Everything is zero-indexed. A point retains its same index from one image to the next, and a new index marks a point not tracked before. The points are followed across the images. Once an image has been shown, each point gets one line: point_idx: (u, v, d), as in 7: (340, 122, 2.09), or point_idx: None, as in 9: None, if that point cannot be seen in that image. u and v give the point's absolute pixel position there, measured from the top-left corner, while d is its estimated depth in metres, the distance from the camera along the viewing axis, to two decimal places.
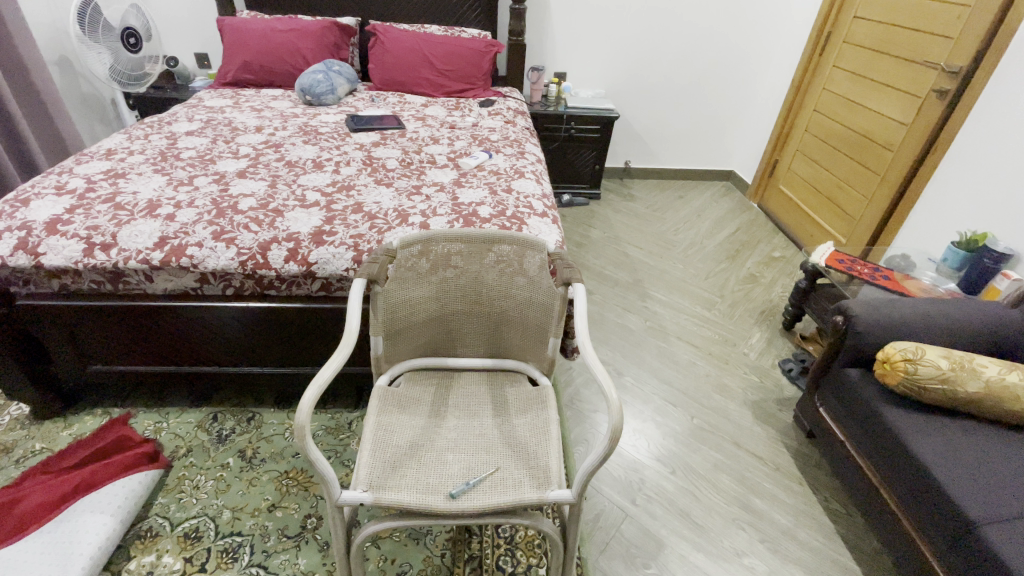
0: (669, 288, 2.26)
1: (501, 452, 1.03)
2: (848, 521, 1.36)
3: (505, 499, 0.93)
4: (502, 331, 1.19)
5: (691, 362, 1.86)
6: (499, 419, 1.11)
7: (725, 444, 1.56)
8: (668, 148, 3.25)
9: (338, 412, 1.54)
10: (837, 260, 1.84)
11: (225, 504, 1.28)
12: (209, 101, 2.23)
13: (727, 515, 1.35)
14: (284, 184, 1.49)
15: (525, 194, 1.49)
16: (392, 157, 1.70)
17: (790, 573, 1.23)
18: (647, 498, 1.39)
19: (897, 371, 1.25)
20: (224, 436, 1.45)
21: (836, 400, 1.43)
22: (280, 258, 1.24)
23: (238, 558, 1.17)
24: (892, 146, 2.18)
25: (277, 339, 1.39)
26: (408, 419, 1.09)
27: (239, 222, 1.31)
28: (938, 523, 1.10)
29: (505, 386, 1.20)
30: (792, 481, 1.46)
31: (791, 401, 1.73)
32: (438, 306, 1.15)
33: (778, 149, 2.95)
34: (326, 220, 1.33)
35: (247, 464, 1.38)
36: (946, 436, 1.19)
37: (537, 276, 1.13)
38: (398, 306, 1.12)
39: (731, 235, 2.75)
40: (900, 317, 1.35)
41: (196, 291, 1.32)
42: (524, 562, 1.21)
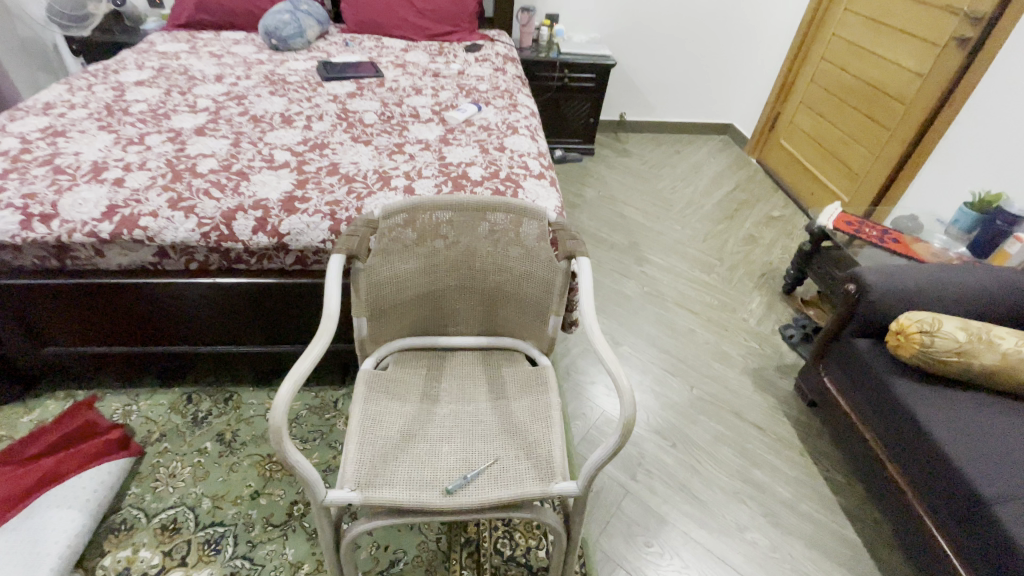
0: (666, 250, 2.16)
1: (500, 441, 0.96)
2: (849, 492, 1.34)
3: (506, 495, 0.86)
4: (498, 308, 1.10)
5: (689, 329, 1.79)
6: (496, 402, 1.03)
7: (726, 414, 1.52)
8: (665, 99, 3.07)
9: (322, 390, 1.45)
10: (844, 222, 1.75)
11: (205, 492, 1.21)
12: (162, 45, 1.99)
13: (729, 489, 1.32)
14: (249, 142, 1.33)
15: (519, 153, 1.35)
16: (370, 110, 1.53)
17: (791, 546, 1.21)
18: (648, 473, 1.35)
19: (913, 343, 1.19)
20: (200, 419, 1.36)
21: (842, 371, 1.38)
22: (247, 230, 1.11)
23: (221, 550, 1.11)
24: (904, 97, 2.06)
25: (251, 317, 1.28)
26: (397, 406, 1.00)
27: (199, 187, 1.16)
28: (948, 499, 1.07)
29: (502, 366, 1.11)
30: (793, 451, 1.43)
31: (791, 368, 1.69)
32: (426, 281, 1.05)
33: (780, 100, 2.79)
34: (298, 184, 1.18)
35: (227, 449, 1.30)
36: (958, 411, 1.15)
37: (536, 247, 1.03)
38: (382, 283, 1.00)
39: (730, 193, 2.64)
40: (915, 285, 1.28)
41: (156, 267, 1.18)
42: (523, 544, 1.17)
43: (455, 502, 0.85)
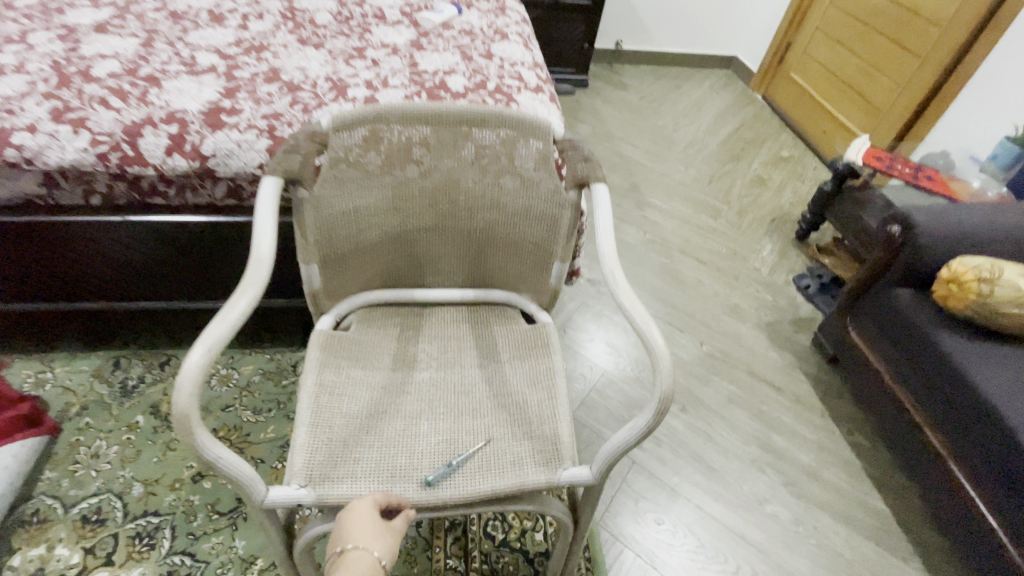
0: (669, 193, 1.95)
1: (492, 416, 0.77)
2: (874, 457, 1.22)
3: (502, 485, 0.69)
4: (487, 255, 0.88)
5: (697, 280, 1.61)
6: (486, 368, 0.84)
7: (739, 374, 1.36)
8: (666, 25, 2.76)
9: (278, 352, 1.23)
10: (874, 158, 1.55)
11: (136, 475, 1.01)
12: None
13: (746, 457, 1.18)
14: (165, 42, 1.04)
15: (510, 62, 1.10)
16: (323, 9, 1.23)
17: (816, 520, 1.09)
18: (656, 441, 1.19)
19: (968, 293, 1.02)
20: (130, 387, 1.14)
21: (875, 326, 1.22)
22: (159, 150, 0.86)
23: (157, 545, 0.92)
24: (941, 18, 1.82)
25: (181, 267, 1.04)
26: (362, 374, 0.79)
27: (92, 94, 0.89)
28: (1001, 469, 0.94)
29: (492, 325, 0.91)
30: (813, 413, 1.29)
31: (808, 321, 1.53)
32: (395, 219, 0.82)
33: (793, 29, 2.51)
34: (226, 93, 0.92)
35: (164, 423, 1.09)
36: (1014, 370, 1.01)
37: (535, 175, 0.80)
38: (337, 220, 0.77)
39: (735, 131, 2.41)
40: (968, 227, 1.11)
41: (48, 201, 0.93)
42: (517, 526, 1.01)
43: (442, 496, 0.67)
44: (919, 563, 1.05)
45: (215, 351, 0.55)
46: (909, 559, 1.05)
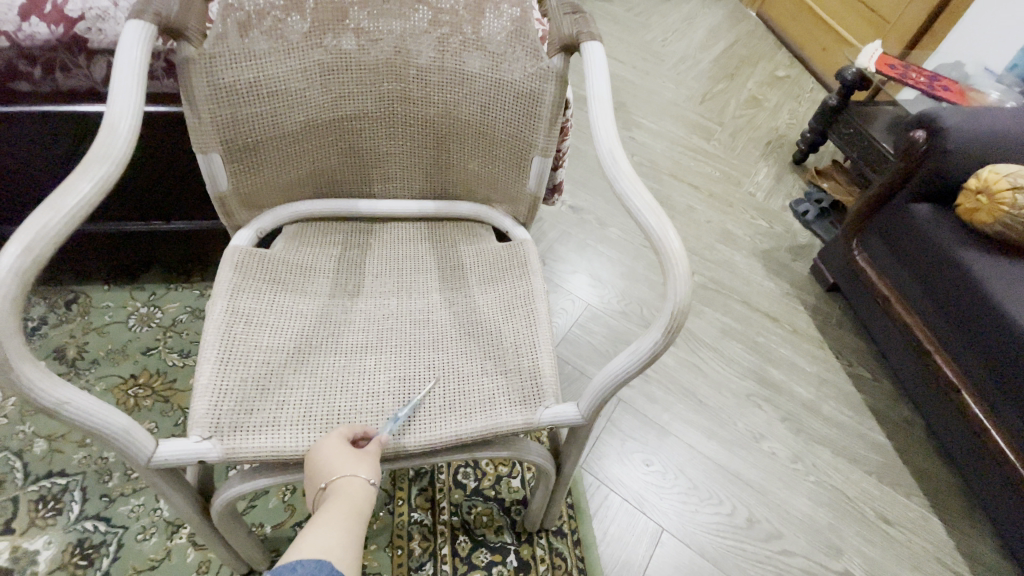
0: (658, 113, 1.76)
1: (457, 348, 0.63)
2: (875, 388, 1.14)
3: (471, 430, 0.56)
4: (449, 151, 0.71)
5: (688, 206, 1.47)
6: (449, 293, 0.68)
7: (734, 305, 1.25)
8: None
9: (210, 288, 1.05)
10: (888, 65, 1.39)
11: (37, 431, 0.85)
12: None
13: (742, 392, 1.08)
14: None
15: None
16: None
17: (814, 456, 1.01)
18: (644, 377, 1.08)
19: (999, 205, 0.91)
20: (29, 330, 0.96)
21: (887, 248, 1.11)
22: (9, 9, 0.67)
23: (63, 509, 0.78)
24: None
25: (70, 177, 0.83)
26: (291, 301, 0.63)
27: None
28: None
29: (457, 242, 0.75)
30: (811, 344, 1.20)
31: (806, 249, 1.42)
32: (325, 99, 0.63)
33: None
34: None
35: (70, 370, 0.92)
36: None
37: (506, 40, 0.62)
38: (244, 96, 0.58)
39: (729, 48, 2.19)
40: (1001, 130, 0.98)
41: None
42: (492, 473, 0.90)
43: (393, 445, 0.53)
44: (922, 497, 0.98)
45: (42, 253, 0.39)
46: (912, 493, 0.98)
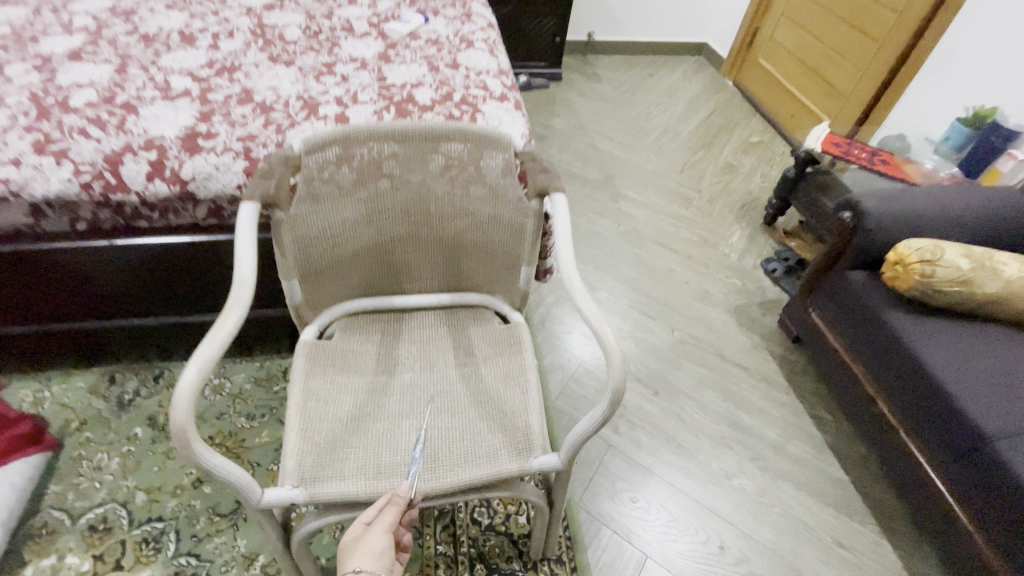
0: (642, 184, 2.01)
1: (469, 413, 0.83)
2: (834, 428, 1.31)
3: (480, 475, 0.76)
4: (461, 260, 0.93)
5: (669, 268, 1.68)
6: (463, 368, 0.90)
7: (710, 357, 1.44)
8: (635, 14, 2.79)
9: (267, 359, 1.28)
10: (833, 144, 1.61)
11: (138, 484, 1.06)
12: None
13: (716, 436, 1.26)
14: (138, 67, 1.07)
15: (476, 70, 1.15)
16: (291, 25, 1.27)
17: (780, 491, 1.17)
18: (631, 425, 1.27)
19: (912, 274, 1.10)
20: (126, 401, 1.19)
21: (834, 306, 1.30)
22: (140, 176, 0.89)
23: (162, 548, 0.98)
24: (897, 3, 1.86)
25: (167, 282, 1.07)
26: (347, 381, 0.85)
27: (71, 125, 0.93)
28: (946, 436, 1.04)
29: (468, 325, 0.97)
30: (777, 391, 1.38)
31: (774, 304, 1.61)
32: (371, 232, 0.87)
33: (760, 14, 2.56)
34: (201, 117, 0.96)
35: (161, 433, 1.14)
36: (957, 342, 1.10)
37: (501, 184, 0.85)
38: (316, 237, 0.82)
39: (706, 118, 2.46)
40: (914, 212, 1.19)
41: (34, 231, 0.96)
42: (502, 511, 1.08)
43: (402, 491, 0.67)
44: (875, 524, 1.14)
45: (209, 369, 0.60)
46: (866, 522, 1.14)
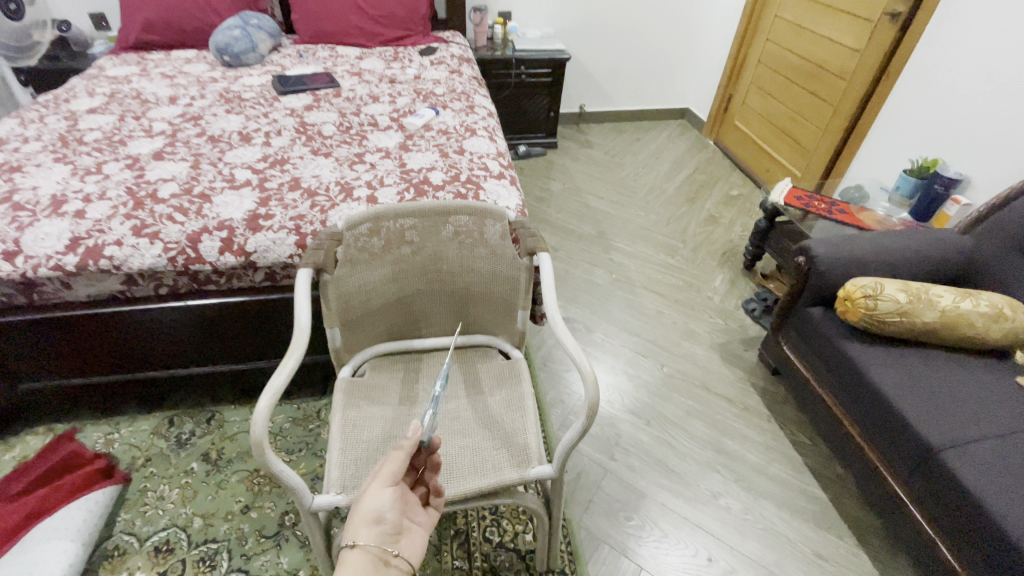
0: (632, 236, 2.23)
1: (478, 433, 1.01)
2: (812, 451, 1.44)
3: (487, 483, 0.92)
4: (469, 308, 1.14)
5: (658, 311, 1.87)
6: (472, 398, 1.08)
7: (696, 390, 1.59)
8: (621, 87, 3.13)
9: (303, 401, 1.47)
10: (795, 197, 1.83)
11: (195, 511, 1.23)
12: (113, 70, 1.96)
13: (703, 460, 1.40)
14: (209, 163, 1.34)
15: (479, 155, 1.42)
16: (328, 122, 1.56)
17: (762, 508, 1.29)
18: (625, 452, 1.41)
19: (858, 307, 1.26)
20: (184, 440, 1.38)
21: (801, 339, 1.46)
22: (214, 251, 1.13)
23: (217, 565, 1.14)
24: (844, 74, 2.13)
25: (224, 335, 1.29)
26: (376, 410, 1.03)
27: (161, 213, 1.17)
28: (902, 451, 1.15)
29: (476, 363, 1.15)
30: (759, 418, 1.52)
31: (755, 340, 1.78)
32: (396, 288, 1.08)
33: (732, 83, 2.87)
34: (261, 202, 1.21)
35: (213, 467, 1.32)
36: (905, 367, 1.23)
37: (499, 246, 1.06)
38: (353, 294, 1.03)
39: (690, 175, 2.72)
40: (859, 254, 1.37)
41: (125, 295, 1.19)
42: (511, 530, 1.22)
43: (411, 439, 0.66)
44: (851, 537, 1.25)
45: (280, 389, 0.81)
46: (843, 535, 1.25)
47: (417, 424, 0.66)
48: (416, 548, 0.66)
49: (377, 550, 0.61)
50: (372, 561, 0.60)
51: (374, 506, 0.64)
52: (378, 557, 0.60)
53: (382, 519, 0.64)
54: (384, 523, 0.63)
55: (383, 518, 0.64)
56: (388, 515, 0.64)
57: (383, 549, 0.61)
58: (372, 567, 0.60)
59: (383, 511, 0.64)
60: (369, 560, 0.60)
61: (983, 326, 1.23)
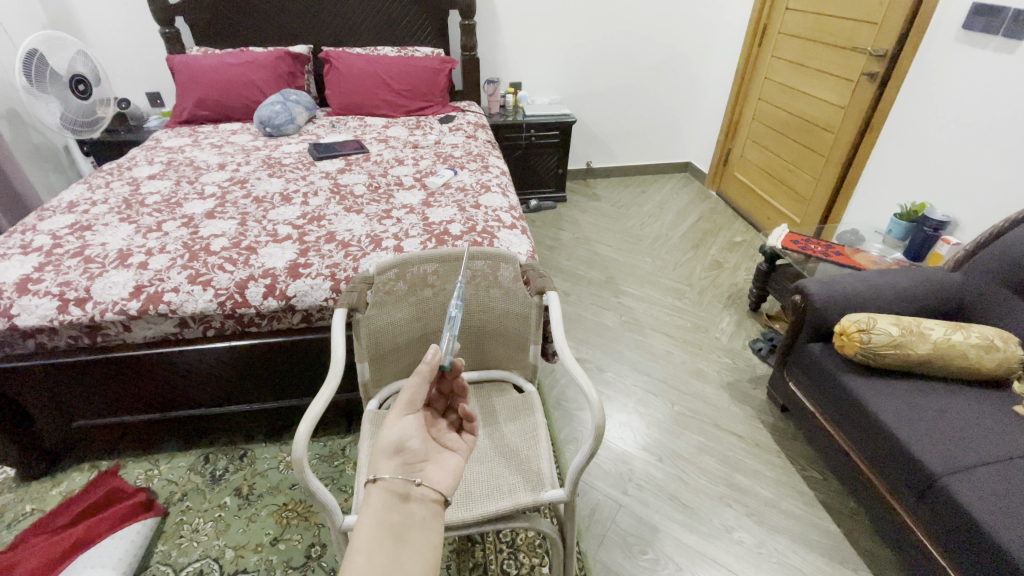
0: (640, 281, 2.34)
1: (495, 460, 1.08)
2: (824, 485, 1.46)
3: (504, 506, 0.99)
4: (485, 344, 1.24)
5: (666, 351, 1.94)
6: (489, 428, 1.16)
7: (707, 427, 1.64)
8: (626, 145, 3.35)
9: (330, 439, 1.56)
10: (792, 241, 1.93)
11: (228, 543, 1.30)
12: (168, 141, 2.21)
13: (715, 495, 1.43)
14: (254, 221, 1.51)
15: (493, 208, 1.57)
16: (359, 183, 1.74)
17: (776, 542, 1.31)
18: (638, 486, 1.45)
19: (854, 341, 1.32)
20: (218, 476, 1.46)
21: (803, 374, 1.52)
22: (258, 295, 1.26)
23: None
24: (832, 128, 2.29)
25: (261, 374, 1.40)
26: None
27: (214, 263, 1.32)
28: (907, 480, 1.18)
29: (492, 396, 1.24)
30: (769, 454, 1.55)
31: (763, 378, 1.83)
32: (419, 326, 1.19)
33: (729, 138, 3.06)
34: (300, 253, 1.36)
35: (245, 501, 1.40)
36: (904, 398, 1.28)
37: (512, 287, 1.18)
38: (381, 331, 1.15)
39: (694, 223, 2.86)
40: (851, 291, 1.45)
41: (176, 336, 1.32)
42: (527, 562, 1.26)
43: (428, 363, 0.65)
44: (868, 571, 1.25)
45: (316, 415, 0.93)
46: (859, 569, 1.26)
47: (433, 348, 0.66)
48: (445, 480, 0.60)
49: (396, 483, 0.55)
50: (390, 497, 0.54)
51: (394, 437, 0.60)
52: (398, 492, 0.55)
53: (402, 450, 0.59)
54: (405, 453, 0.59)
55: (404, 448, 0.60)
56: (410, 445, 0.60)
57: (404, 482, 0.56)
58: (392, 503, 0.54)
59: (405, 441, 0.61)
60: (388, 494, 0.54)
61: (976, 357, 1.28)
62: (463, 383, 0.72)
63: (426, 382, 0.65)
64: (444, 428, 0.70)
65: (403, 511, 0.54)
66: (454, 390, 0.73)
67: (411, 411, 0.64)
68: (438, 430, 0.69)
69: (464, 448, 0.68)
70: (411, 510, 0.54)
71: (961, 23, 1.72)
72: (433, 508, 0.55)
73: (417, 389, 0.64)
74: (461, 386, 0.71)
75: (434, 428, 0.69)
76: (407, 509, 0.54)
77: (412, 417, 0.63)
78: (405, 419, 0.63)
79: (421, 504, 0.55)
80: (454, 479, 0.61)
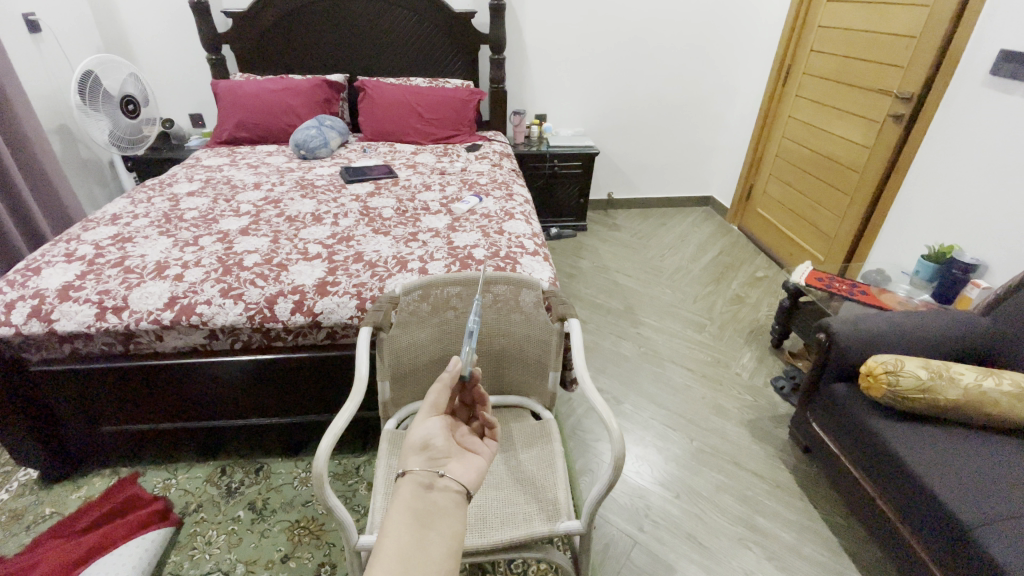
0: (659, 313, 2.33)
1: (511, 487, 1.07)
2: (849, 533, 1.41)
3: (519, 534, 0.97)
4: (504, 368, 1.24)
5: (686, 385, 1.92)
6: (506, 453, 1.15)
7: (726, 464, 1.60)
8: (648, 178, 3.38)
9: (345, 458, 1.57)
10: (816, 279, 1.92)
11: (239, 557, 1.30)
12: (208, 160, 2.30)
13: (733, 536, 1.39)
14: (286, 238, 1.57)
15: (516, 235, 1.60)
16: (387, 207, 1.79)
17: None
18: (654, 523, 1.42)
19: (881, 383, 1.29)
20: (233, 488, 1.48)
21: (826, 414, 1.49)
22: (287, 311, 1.30)
23: None
24: (856, 167, 2.29)
25: (282, 389, 1.43)
26: None
27: (246, 278, 1.37)
28: (936, 529, 1.13)
29: (510, 421, 1.24)
30: (791, 497, 1.51)
31: (785, 418, 1.79)
32: (440, 348, 1.20)
33: (751, 174, 3.08)
34: (329, 271, 1.40)
35: (258, 516, 1.41)
36: (931, 443, 1.24)
37: (533, 312, 1.18)
38: (403, 350, 1.16)
39: (716, 256, 2.85)
40: (879, 332, 1.43)
41: (205, 347, 1.36)
42: None
43: (449, 372, 0.69)
44: None
45: (336, 431, 0.94)
46: None
47: (454, 358, 0.71)
48: (470, 474, 0.58)
49: (423, 473, 0.55)
50: (417, 488, 0.54)
51: (420, 436, 0.61)
52: (424, 483, 0.54)
53: (427, 447, 0.60)
54: (430, 449, 0.60)
55: (430, 445, 0.61)
56: (434, 443, 0.61)
57: (429, 473, 0.56)
58: (420, 492, 0.53)
59: (429, 440, 0.61)
60: (415, 484, 0.54)
61: (1009, 404, 1.24)
62: (483, 392, 0.73)
63: (448, 388, 0.68)
64: (467, 432, 0.69)
65: (428, 499, 0.53)
66: (475, 400, 0.74)
67: (436, 414, 0.66)
68: (461, 433, 0.67)
69: (486, 453, 0.66)
70: (435, 499, 0.53)
71: (989, 68, 1.73)
72: (456, 498, 0.54)
73: (440, 393, 0.67)
74: (480, 394, 0.73)
75: (456, 433, 0.67)
76: (432, 498, 0.53)
77: (436, 420, 0.65)
78: (430, 421, 0.65)
79: (445, 494, 0.54)
80: (479, 476, 0.60)
